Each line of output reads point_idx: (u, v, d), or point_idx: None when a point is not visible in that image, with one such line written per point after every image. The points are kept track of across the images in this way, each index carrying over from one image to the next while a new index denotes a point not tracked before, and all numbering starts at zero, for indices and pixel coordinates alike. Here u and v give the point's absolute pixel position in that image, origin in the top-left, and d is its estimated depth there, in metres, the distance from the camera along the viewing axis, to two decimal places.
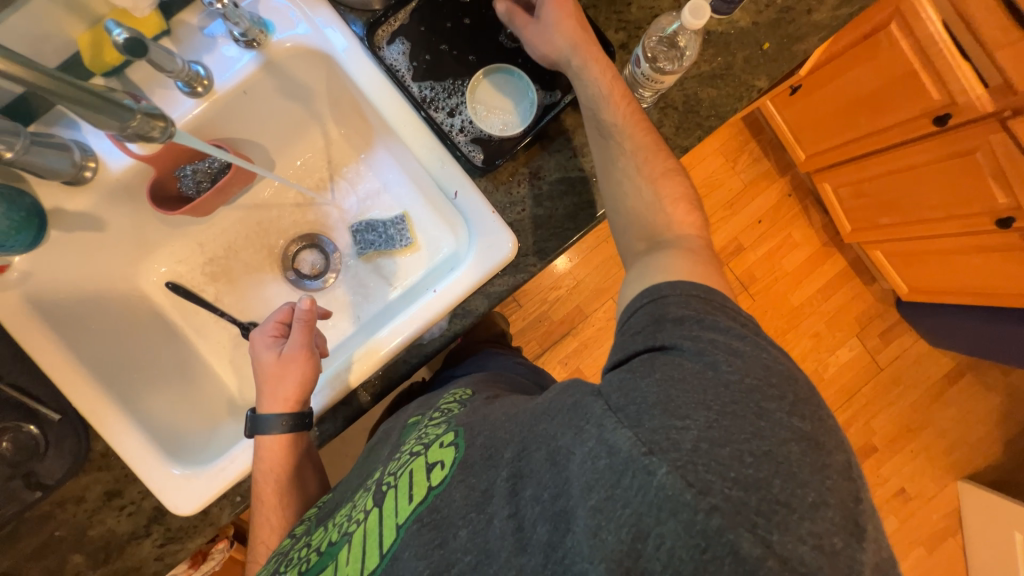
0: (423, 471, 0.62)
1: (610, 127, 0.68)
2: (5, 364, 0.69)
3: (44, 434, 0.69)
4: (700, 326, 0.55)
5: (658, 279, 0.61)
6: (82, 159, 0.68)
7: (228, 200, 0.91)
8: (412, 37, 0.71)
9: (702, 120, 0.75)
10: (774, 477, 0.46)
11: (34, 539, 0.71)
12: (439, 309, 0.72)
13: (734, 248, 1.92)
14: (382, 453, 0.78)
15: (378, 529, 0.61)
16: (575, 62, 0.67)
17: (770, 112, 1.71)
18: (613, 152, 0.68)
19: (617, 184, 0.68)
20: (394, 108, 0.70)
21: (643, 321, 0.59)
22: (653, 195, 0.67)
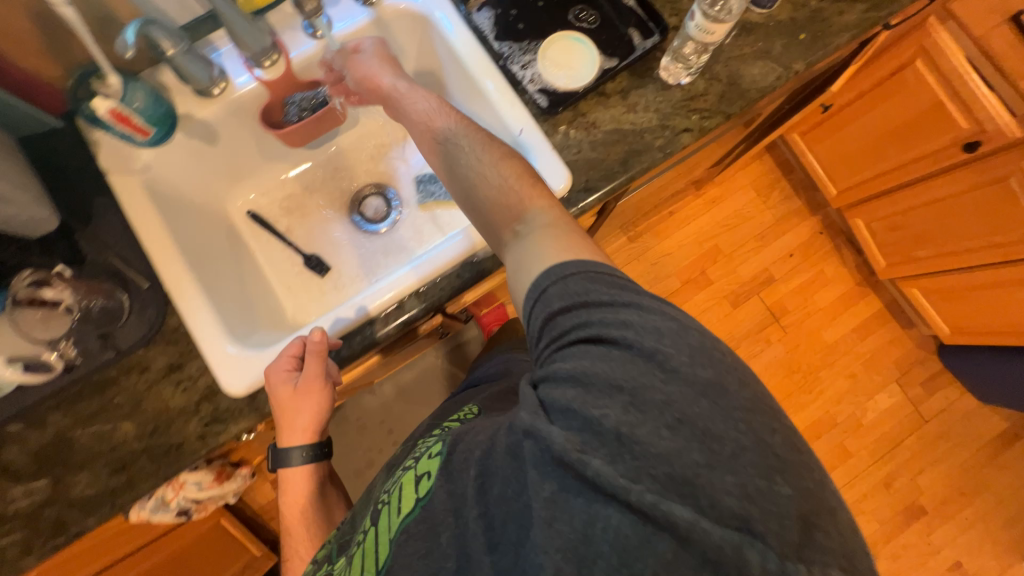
0: (411, 485, 0.59)
1: (446, 132, 0.72)
2: (114, 237, 0.78)
3: (129, 302, 0.76)
4: (587, 308, 0.55)
5: (540, 266, 0.59)
6: (218, 77, 0.81)
7: (312, 145, 1.03)
8: (499, 6, 0.86)
9: (743, 93, 0.84)
10: (711, 368, 0.50)
11: (94, 403, 0.75)
12: (446, 261, 0.79)
13: (765, 280, 1.94)
14: (385, 472, 0.76)
15: (377, 544, 0.58)
16: (401, 85, 0.77)
17: (802, 151, 1.80)
18: (454, 152, 0.70)
19: (466, 177, 0.69)
20: (477, 59, 0.83)
21: (541, 329, 0.57)
22: (500, 177, 0.67)
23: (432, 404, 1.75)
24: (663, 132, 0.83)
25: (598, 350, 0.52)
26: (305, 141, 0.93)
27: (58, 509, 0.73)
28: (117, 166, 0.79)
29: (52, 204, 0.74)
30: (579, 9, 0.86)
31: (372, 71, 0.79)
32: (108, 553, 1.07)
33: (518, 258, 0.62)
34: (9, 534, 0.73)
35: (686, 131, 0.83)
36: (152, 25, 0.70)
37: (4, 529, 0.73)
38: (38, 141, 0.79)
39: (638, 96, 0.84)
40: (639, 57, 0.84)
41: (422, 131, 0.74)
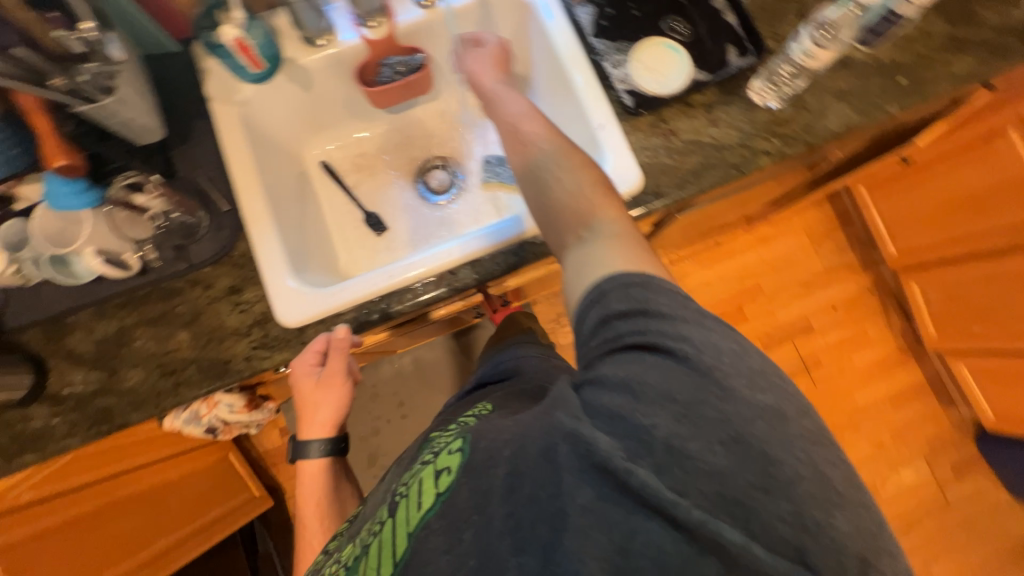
0: (432, 478, 0.53)
1: (531, 136, 0.74)
2: (205, 159, 0.83)
3: (206, 220, 0.81)
4: (646, 317, 0.53)
5: (605, 271, 0.59)
6: (327, 29, 0.86)
7: (393, 109, 1.06)
8: (600, 3, 0.87)
9: (831, 126, 0.83)
10: (771, 394, 0.50)
11: (158, 307, 0.79)
12: (492, 245, 0.80)
13: (803, 329, 1.88)
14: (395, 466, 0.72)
15: (390, 540, 0.53)
16: (500, 87, 0.81)
17: (866, 204, 1.75)
18: (532, 154, 0.73)
19: (541, 177, 0.71)
20: (571, 52, 0.85)
21: (596, 330, 0.56)
22: (575, 183, 0.69)
23: (446, 385, 1.77)
24: (742, 151, 0.83)
25: (651, 359, 0.51)
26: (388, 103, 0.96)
27: (108, 400, 0.78)
28: (222, 95, 0.84)
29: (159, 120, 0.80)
30: (674, 19, 0.86)
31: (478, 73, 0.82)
32: (116, 463, 1.11)
33: (582, 262, 0.62)
34: (60, 413, 0.78)
35: (764, 155, 0.83)
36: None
37: (58, 409, 0.78)
38: (155, 62, 0.85)
39: (723, 111, 0.84)
40: (731, 74, 0.84)
41: (506, 129, 0.77)
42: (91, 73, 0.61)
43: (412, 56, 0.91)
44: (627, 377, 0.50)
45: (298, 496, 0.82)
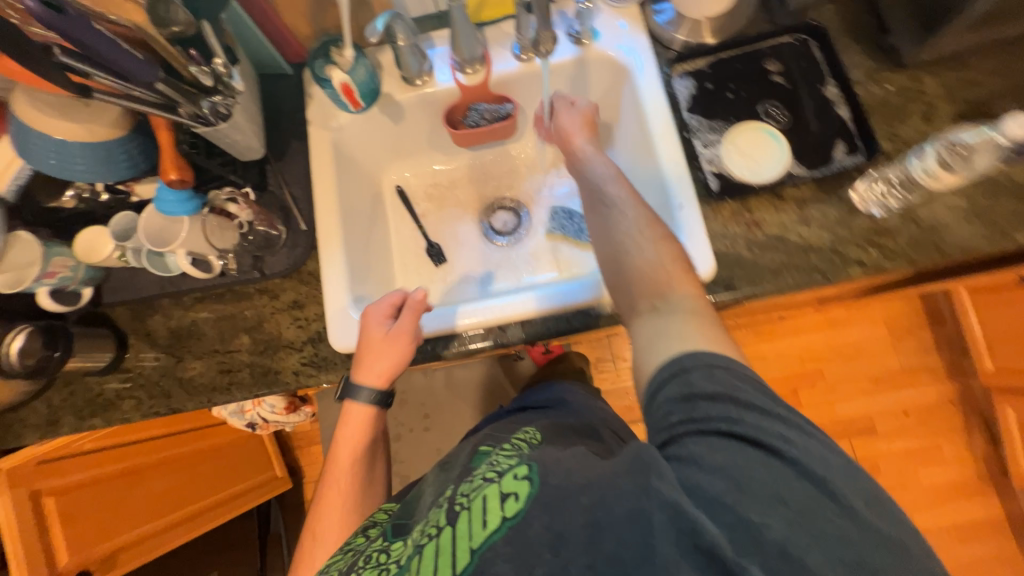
0: (496, 499, 0.53)
1: (612, 198, 0.74)
2: (295, 178, 0.89)
3: (285, 235, 0.86)
4: (738, 407, 0.52)
5: (685, 346, 0.58)
6: (425, 70, 0.90)
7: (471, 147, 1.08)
8: (699, 77, 0.84)
9: (942, 245, 0.75)
10: (889, 522, 0.48)
11: (229, 307, 0.85)
12: (546, 309, 0.79)
13: (865, 428, 1.70)
14: (443, 476, 0.73)
15: (449, 551, 0.52)
16: (586, 148, 0.80)
17: (963, 308, 1.57)
18: (614, 217, 0.72)
19: (619, 244, 0.70)
20: (662, 124, 0.82)
21: (675, 406, 0.54)
22: (656, 255, 0.67)
23: (472, 408, 1.77)
24: (830, 256, 0.76)
25: (745, 451, 0.50)
26: (480, 143, 0.98)
27: (172, 385, 0.84)
28: (320, 121, 0.90)
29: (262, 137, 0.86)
30: (772, 104, 0.82)
31: (568, 128, 0.82)
32: (138, 430, 1.18)
33: (653, 334, 0.62)
34: (131, 388, 0.85)
35: (855, 264, 0.76)
36: (397, 18, 0.79)
37: (129, 384, 0.85)
38: (268, 81, 0.92)
39: (816, 210, 0.78)
40: (833, 172, 0.78)
41: (590, 189, 0.76)
42: (211, 104, 0.65)
43: (502, 105, 0.93)
44: (727, 460, 0.49)
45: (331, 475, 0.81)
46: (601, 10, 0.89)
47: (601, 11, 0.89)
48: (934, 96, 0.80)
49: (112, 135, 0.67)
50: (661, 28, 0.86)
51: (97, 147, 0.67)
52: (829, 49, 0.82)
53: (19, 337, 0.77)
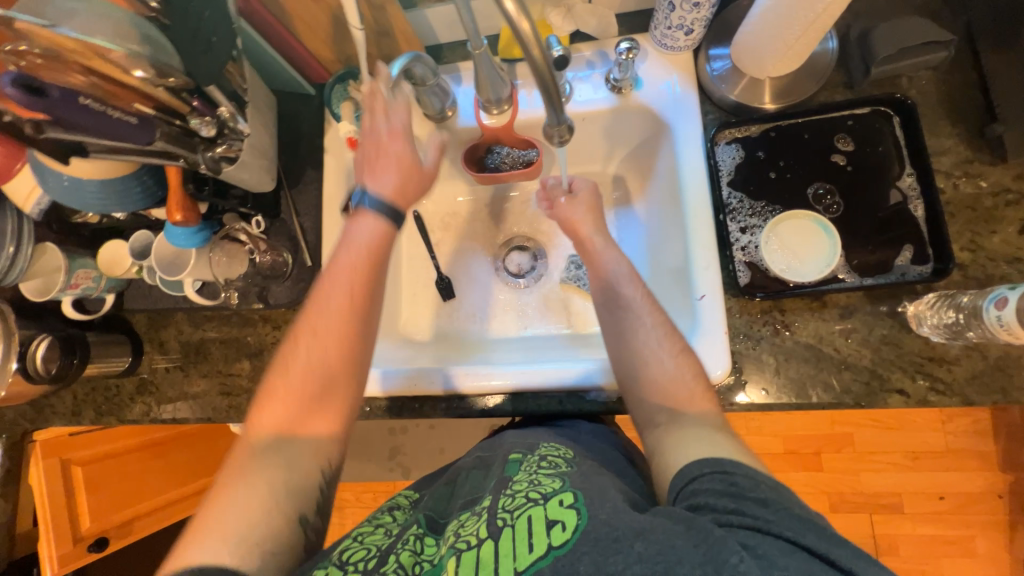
0: (541, 523, 0.52)
1: (626, 299, 0.71)
2: (307, 207, 0.87)
3: (292, 267, 0.86)
4: (799, 521, 0.47)
5: (715, 454, 0.55)
6: (447, 106, 0.85)
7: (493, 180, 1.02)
8: (750, 147, 0.74)
9: (1009, 386, 0.64)
10: None
11: (234, 329, 0.88)
12: (539, 386, 0.76)
13: (891, 506, 1.56)
14: (479, 475, 0.71)
15: (491, 565, 0.52)
16: (599, 241, 0.76)
17: None
18: (628, 320, 0.69)
19: (636, 352, 0.67)
20: (698, 201, 0.73)
21: (719, 500, 0.50)
22: (676, 369, 0.65)
23: None
24: (868, 378, 0.67)
25: (820, 568, 0.44)
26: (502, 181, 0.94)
27: (178, 397, 0.88)
28: (334, 147, 0.86)
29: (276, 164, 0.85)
30: (825, 188, 0.71)
31: (576, 215, 0.78)
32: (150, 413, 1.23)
33: (666, 443, 0.60)
34: (143, 395, 0.90)
35: (897, 392, 0.66)
36: (417, 61, 0.72)
37: (142, 389, 0.90)
38: (290, 100, 0.90)
39: (860, 322, 0.68)
40: (891, 282, 0.67)
41: (603, 287, 0.73)
42: (213, 154, 0.65)
43: (527, 149, 0.87)
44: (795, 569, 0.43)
45: (315, 336, 0.70)
46: (647, 55, 0.79)
47: (647, 57, 0.79)
48: None
49: (124, 170, 0.68)
50: (713, 84, 0.76)
51: (111, 182, 0.68)
52: (915, 131, 0.69)
53: (41, 346, 0.82)
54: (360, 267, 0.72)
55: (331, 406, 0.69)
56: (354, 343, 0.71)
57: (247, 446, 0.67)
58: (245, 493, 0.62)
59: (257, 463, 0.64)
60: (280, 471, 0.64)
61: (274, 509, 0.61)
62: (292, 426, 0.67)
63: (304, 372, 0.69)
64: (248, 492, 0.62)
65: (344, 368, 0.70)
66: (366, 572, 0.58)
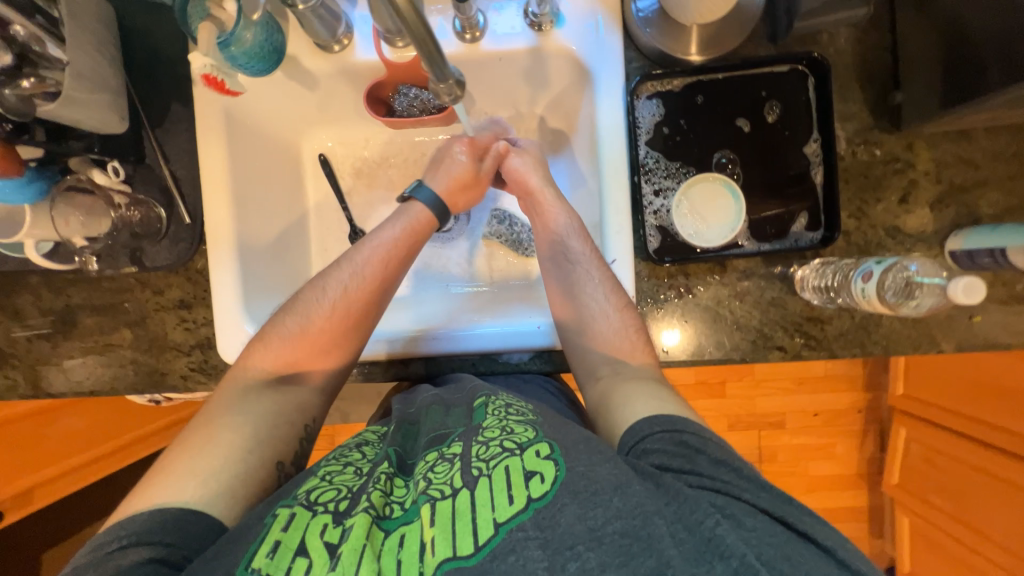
0: (519, 475, 0.47)
1: (575, 254, 0.72)
2: (181, 154, 0.75)
3: (167, 224, 0.75)
4: (725, 469, 0.48)
5: (657, 411, 0.55)
6: (341, 34, 0.73)
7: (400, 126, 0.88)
8: (670, 110, 0.71)
9: (868, 343, 0.72)
10: None
11: (107, 294, 0.77)
12: (446, 352, 0.74)
13: (800, 442, 1.63)
14: (440, 410, 0.61)
15: (468, 516, 0.45)
16: (551, 194, 0.75)
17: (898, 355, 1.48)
18: (575, 275, 0.72)
19: (584, 307, 0.70)
20: (615, 160, 0.70)
21: (672, 459, 0.49)
22: (621, 323, 0.68)
23: None
24: (754, 337, 0.73)
25: (741, 509, 0.45)
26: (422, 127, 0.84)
27: (50, 371, 0.78)
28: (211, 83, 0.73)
29: (125, 91, 0.71)
30: (728, 156, 0.72)
31: (525, 169, 0.77)
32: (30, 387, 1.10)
33: (604, 402, 0.63)
34: (5, 367, 0.78)
35: (777, 349, 0.72)
36: None
37: (2, 361, 0.78)
38: (143, 11, 0.73)
39: (754, 286, 0.72)
40: (787, 247, 0.71)
41: (553, 242, 0.74)
42: (18, 91, 0.58)
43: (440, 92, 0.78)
44: (779, 550, 0.42)
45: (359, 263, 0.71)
46: None
47: None
48: (921, 172, 0.71)
49: None
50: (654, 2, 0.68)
51: None
52: (825, 94, 0.69)
53: None
54: (397, 249, 0.73)
55: (323, 366, 0.69)
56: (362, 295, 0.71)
57: (233, 387, 0.65)
58: (218, 440, 0.59)
59: (216, 416, 0.61)
60: (246, 431, 0.60)
61: (256, 451, 0.59)
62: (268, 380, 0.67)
63: (348, 298, 0.70)
64: (217, 446, 0.58)
65: (360, 313, 0.70)
66: (337, 514, 0.49)
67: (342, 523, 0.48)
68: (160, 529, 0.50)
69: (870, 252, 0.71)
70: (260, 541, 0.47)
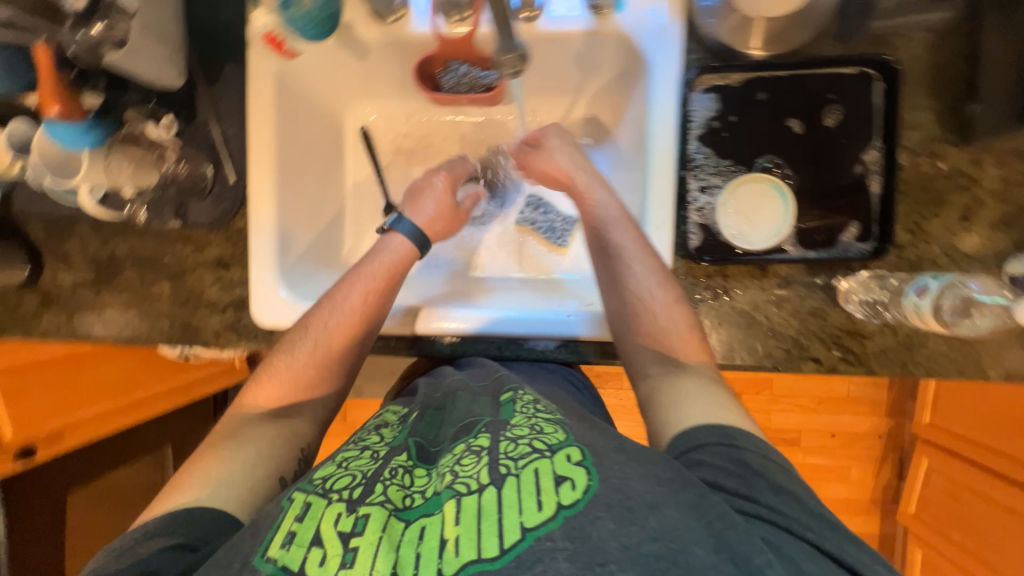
0: (549, 479, 0.46)
1: (619, 248, 0.68)
2: (231, 115, 0.76)
3: (212, 183, 0.77)
4: (783, 498, 0.47)
5: (714, 419, 0.54)
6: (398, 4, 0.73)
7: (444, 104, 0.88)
8: (725, 105, 0.69)
9: (909, 363, 0.69)
10: None
11: (151, 247, 0.79)
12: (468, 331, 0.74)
13: (815, 463, 1.58)
14: (466, 400, 0.61)
15: (494, 516, 0.44)
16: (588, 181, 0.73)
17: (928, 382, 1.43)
18: (621, 268, 0.67)
19: (630, 301, 0.66)
20: (663, 154, 0.68)
21: (731, 478, 0.48)
22: (671, 319, 0.65)
23: None
24: (789, 346, 0.71)
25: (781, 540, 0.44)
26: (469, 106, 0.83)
27: (90, 316, 0.81)
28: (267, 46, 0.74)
29: (184, 48, 0.72)
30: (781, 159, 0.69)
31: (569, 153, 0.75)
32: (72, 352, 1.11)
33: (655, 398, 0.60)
34: (50, 308, 0.81)
35: (811, 360, 0.70)
36: None
37: (48, 303, 0.81)
38: None
39: (793, 294, 0.70)
40: (835, 257, 0.68)
41: (601, 241, 0.69)
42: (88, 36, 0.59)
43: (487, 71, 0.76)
44: None
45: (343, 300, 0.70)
46: None
47: None
48: (987, 191, 0.67)
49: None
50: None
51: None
52: (892, 100, 0.66)
53: None
54: (380, 282, 0.72)
55: (340, 334, 0.69)
56: (350, 331, 0.70)
57: (232, 422, 0.66)
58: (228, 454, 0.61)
59: (233, 439, 0.63)
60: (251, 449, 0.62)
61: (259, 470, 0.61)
62: (284, 409, 0.68)
63: (336, 331, 0.69)
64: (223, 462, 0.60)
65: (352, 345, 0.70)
66: (350, 503, 0.49)
67: (354, 512, 0.47)
68: (174, 523, 0.53)
69: (922, 271, 0.68)
70: (274, 531, 0.47)
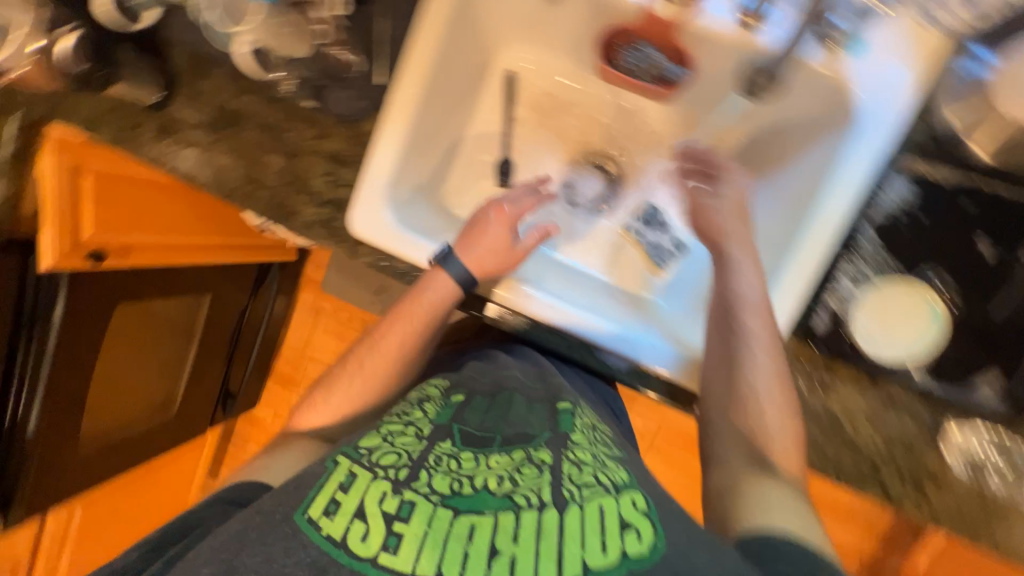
0: (614, 521, 0.46)
1: (747, 331, 0.61)
2: None
3: (359, 75, 0.74)
4: None
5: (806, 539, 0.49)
6: None
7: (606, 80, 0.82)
8: (919, 202, 0.62)
9: (979, 530, 0.63)
10: None
11: (277, 117, 0.78)
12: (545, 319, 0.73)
13: None
14: (521, 402, 0.63)
15: (552, 539, 0.45)
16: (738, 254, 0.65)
17: None
18: (746, 353, 0.60)
19: (742, 386, 0.60)
20: (829, 222, 0.62)
21: None
22: (785, 425, 0.59)
23: None
24: (862, 464, 0.65)
25: None
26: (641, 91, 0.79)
27: (197, 162, 0.80)
28: None
29: None
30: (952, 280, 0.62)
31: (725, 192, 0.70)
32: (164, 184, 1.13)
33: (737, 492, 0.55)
34: (163, 139, 0.81)
35: (878, 487, 0.65)
36: None
37: (163, 133, 0.81)
38: None
39: (891, 415, 0.64)
40: (960, 402, 0.62)
41: (726, 309, 0.63)
42: None
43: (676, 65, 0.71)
44: None
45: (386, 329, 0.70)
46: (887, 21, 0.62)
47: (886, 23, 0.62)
48: None
49: None
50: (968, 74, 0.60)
51: None
52: None
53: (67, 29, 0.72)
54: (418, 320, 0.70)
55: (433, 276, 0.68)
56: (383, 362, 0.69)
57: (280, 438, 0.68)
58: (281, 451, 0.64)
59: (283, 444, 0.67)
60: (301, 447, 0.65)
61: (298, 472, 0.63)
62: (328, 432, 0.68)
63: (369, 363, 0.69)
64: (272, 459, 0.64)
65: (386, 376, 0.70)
66: (395, 484, 0.49)
67: (399, 495, 0.48)
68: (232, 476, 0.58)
69: None
70: (319, 492, 0.49)
